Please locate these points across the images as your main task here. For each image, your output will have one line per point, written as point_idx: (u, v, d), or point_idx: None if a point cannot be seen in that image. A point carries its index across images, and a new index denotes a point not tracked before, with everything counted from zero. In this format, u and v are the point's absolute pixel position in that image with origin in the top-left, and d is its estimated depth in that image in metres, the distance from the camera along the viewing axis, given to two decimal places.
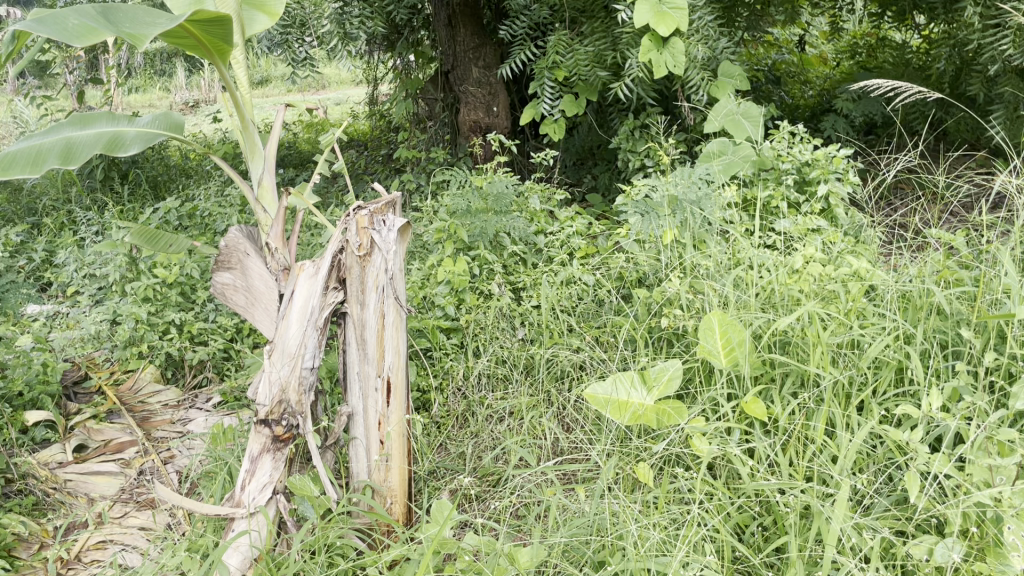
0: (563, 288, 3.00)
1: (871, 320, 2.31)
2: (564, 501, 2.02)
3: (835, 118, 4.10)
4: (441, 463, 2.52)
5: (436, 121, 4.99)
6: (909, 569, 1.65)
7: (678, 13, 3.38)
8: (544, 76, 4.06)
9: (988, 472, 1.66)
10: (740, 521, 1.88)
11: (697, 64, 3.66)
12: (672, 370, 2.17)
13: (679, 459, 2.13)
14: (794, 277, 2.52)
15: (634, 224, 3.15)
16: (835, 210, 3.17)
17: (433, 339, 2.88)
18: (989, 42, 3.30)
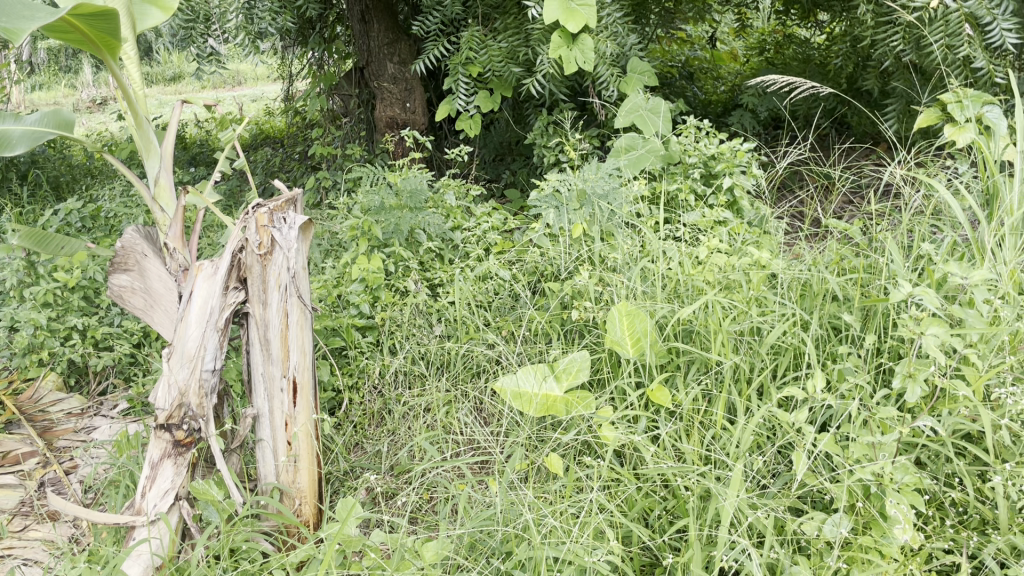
0: (478, 284, 3.01)
1: (770, 307, 2.39)
2: (477, 495, 2.03)
3: (742, 113, 4.21)
4: (356, 463, 2.51)
5: (352, 117, 4.94)
6: (802, 544, 1.73)
7: (586, 9, 3.43)
8: (458, 72, 4.05)
9: (871, 449, 1.75)
10: (647, 506, 1.93)
11: (607, 60, 3.71)
12: (580, 360, 2.20)
13: (589, 448, 2.17)
14: (698, 269, 2.59)
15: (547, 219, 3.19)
16: (740, 202, 3.26)
17: (348, 338, 2.85)
18: (882, 39, 3.43)
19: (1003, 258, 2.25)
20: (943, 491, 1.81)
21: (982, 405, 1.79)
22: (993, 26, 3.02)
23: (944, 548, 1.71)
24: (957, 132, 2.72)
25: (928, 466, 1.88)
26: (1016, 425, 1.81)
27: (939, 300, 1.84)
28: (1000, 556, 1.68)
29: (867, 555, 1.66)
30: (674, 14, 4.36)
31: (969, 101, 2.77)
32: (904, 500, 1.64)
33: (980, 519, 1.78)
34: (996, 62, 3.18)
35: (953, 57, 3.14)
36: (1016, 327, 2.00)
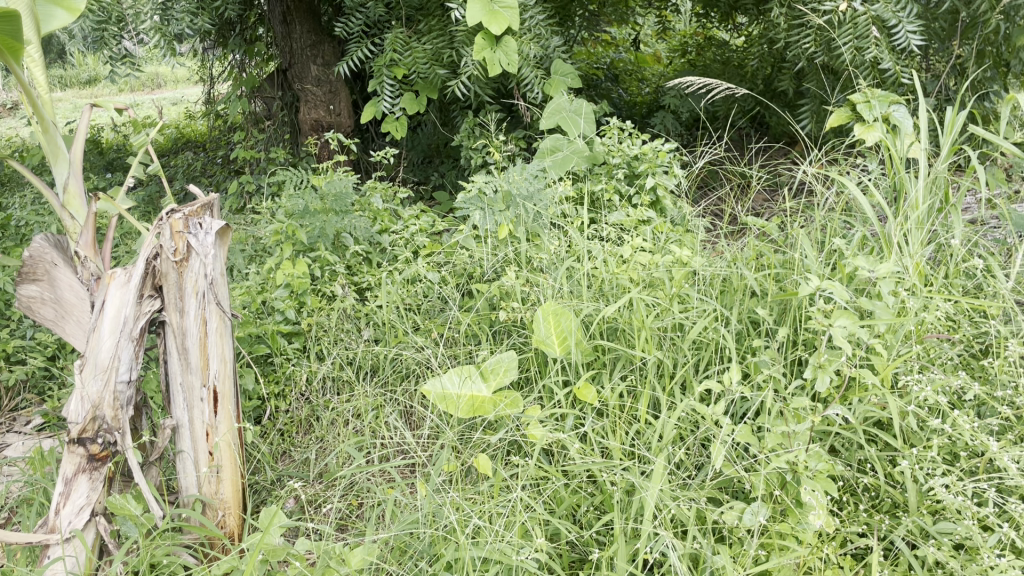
0: (406, 287, 2.99)
1: (692, 303, 2.45)
2: (404, 499, 2.03)
3: (664, 114, 4.30)
4: (284, 471, 2.48)
5: (275, 121, 4.86)
6: (722, 533, 1.78)
7: (508, 12, 3.45)
8: (383, 74, 4.00)
9: (786, 438, 1.80)
10: (575, 502, 1.95)
11: (530, 62, 3.74)
12: (508, 361, 2.22)
13: (519, 446, 2.18)
14: (622, 268, 2.63)
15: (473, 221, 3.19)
16: (663, 201, 3.33)
17: (274, 345, 2.80)
18: (795, 40, 3.54)
19: (910, 251, 2.34)
20: (856, 477, 1.88)
21: (890, 393, 1.87)
22: (898, 28, 3.15)
23: (857, 532, 1.78)
24: (866, 130, 2.81)
25: (842, 453, 1.95)
26: (922, 411, 1.89)
27: (848, 293, 1.91)
28: (909, 538, 1.76)
29: (784, 541, 1.71)
30: (597, 16, 4.43)
31: (877, 101, 2.88)
32: (818, 486, 1.70)
33: (890, 502, 1.85)
34: (902, 64, 3.31)
35: (861, 59, 3.26)
36: (921, 317, 2.09)
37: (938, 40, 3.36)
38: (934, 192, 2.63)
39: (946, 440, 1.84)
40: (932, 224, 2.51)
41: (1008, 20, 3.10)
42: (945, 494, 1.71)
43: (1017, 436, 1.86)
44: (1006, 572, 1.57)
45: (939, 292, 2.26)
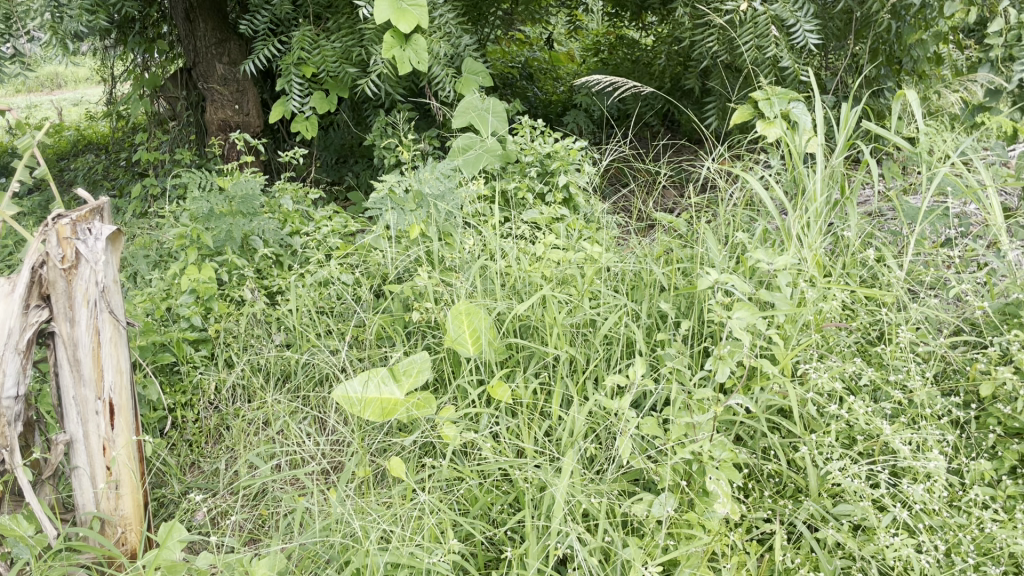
0: (318, 290, 2.93)
1: (602, 299, 2.48)
2: (315, 506, 1.99)
3: (576, 112, 4.35)
4: (192, 483, 2.40)
5: (179, 121, 4.71)
6: (633, 525, 1.80)
7: (418, 10, 3.41)
8: (291, 73, 3.92)
9: (690, 429, 1.83)
10: (489, 501, 1.95)
11: (440, 61, 3.71)
12: (420, 362, 2.19)
13: (433, 448, 2.16)
14: (535, 265, 2.64)
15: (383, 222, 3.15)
16: (576, 199, 3.37)
17: (179, 353, 2.71)
18: (700, 39, 3.62)
19: (808, 243, 2.42)
20: (760, 464, 1.93)
21: (789, 382, 1.93)
22: (796, 28, 3.25)
23: (762, 518, 1.83)
24: (766, 127, 2.86)
25: (747, 442, 2.00)
26: (821, 398, 1.95)
27: (749, 286, 1.95)
28: (811, 521, 1.81)
29: (691, 530, 1.75)
30: (512, 16, 4.47)
31: (777, 99, 2.92)
32: (723, 475, 1.74)
33: (794, 487, 1.91)
34: (800, 63, 3.42)
35: (762, 58, 3.35)
36: (819, 307, 2.17)
37: (833, 40, 3.49)
38: (831, 185, 2.72)
39: (843, 425, 1.91)
40: (829, 217, 2.59)
41: (897, 20, 3.23)
42: (842, 477, 1.78)
43: (909, 419, 1.94)
44: (900, 550, 1.64)
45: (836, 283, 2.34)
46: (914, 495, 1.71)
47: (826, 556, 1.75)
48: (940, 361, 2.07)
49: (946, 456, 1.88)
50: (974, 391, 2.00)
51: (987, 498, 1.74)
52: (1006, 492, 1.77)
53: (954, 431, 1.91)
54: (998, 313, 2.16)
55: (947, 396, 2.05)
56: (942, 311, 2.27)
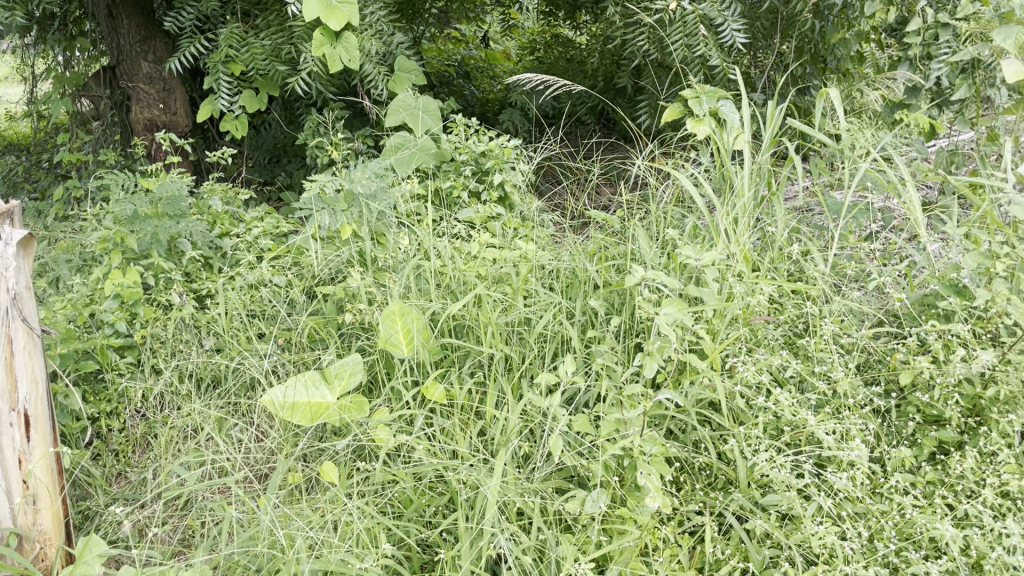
0: (248, 292, 2.86)
1: (536, 297, 2.48)
2: (243, 515, 1.96)
3: (511, 110, 4.35)
4: (118, 494, 2.32)
5: (103, 121, 4.55)
6: (568, 522, 1.81)
7: (347, 7, 3.36)
8: (219, 71, 3.84)
9: (620, 425, 1.84)
10: (423, 503, 1.93)
11: (372, 58, 3.66)
12: (352, 364, 2.16)
13: (366, 452, 2.12)
14: (469, 264, 2.62)
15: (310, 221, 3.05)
16: (511, 198, 3.37)
17: (104, 360, 2.61)
18: (631, 38, 3.66)
19: (736, 238, 2.47)
20: (691, 457, 1.97)
21: (717, 375, 1.96)
22: (724, 27, 3.31)
23: (692, 510, 1.85)
24: (696, 124, 2.89)
25: (679, 437, 2.03)
26: (748, 390, 1.99)
27: (677, 282, 1.97)
28: (740, 512, 1.85)
29: (623, 525, 1.76)
30: (447, 15, 4.46)
31: (706, 97, 2.95)
32: (654, 470, 1.75)
33: (724, 479, 1.94)
34: (728, 62, 3.48)
35: (691, 56, 3.40)
36: (747, 302, 2.21)
37: (760, 39, 3.56)
38: (759, 182, 2.77)
39: (771, 417, 1.95)
40: (756, 212, 2.65)
41: (819, 19, 3.32)
42: (769, 468, 1.81)
43: (833, 409, 1.99)
44: (824, 538, 1.68)
45: (764, 277, 2.38)
46: (836, 484, 1.75)
47: (755, 546, 1.78)
48: (862, 353, 2.13)
49: (869, 444, 1.93)
50: (894, 380, 2.06)
51: (906, 484, 1.80)
52: (924, 478, 1.83)
53: (876, 420, 1.97)
54: (917, 303, 2.22)
55: (870, 385, 2.11)
56: (864, 302, 2.34)
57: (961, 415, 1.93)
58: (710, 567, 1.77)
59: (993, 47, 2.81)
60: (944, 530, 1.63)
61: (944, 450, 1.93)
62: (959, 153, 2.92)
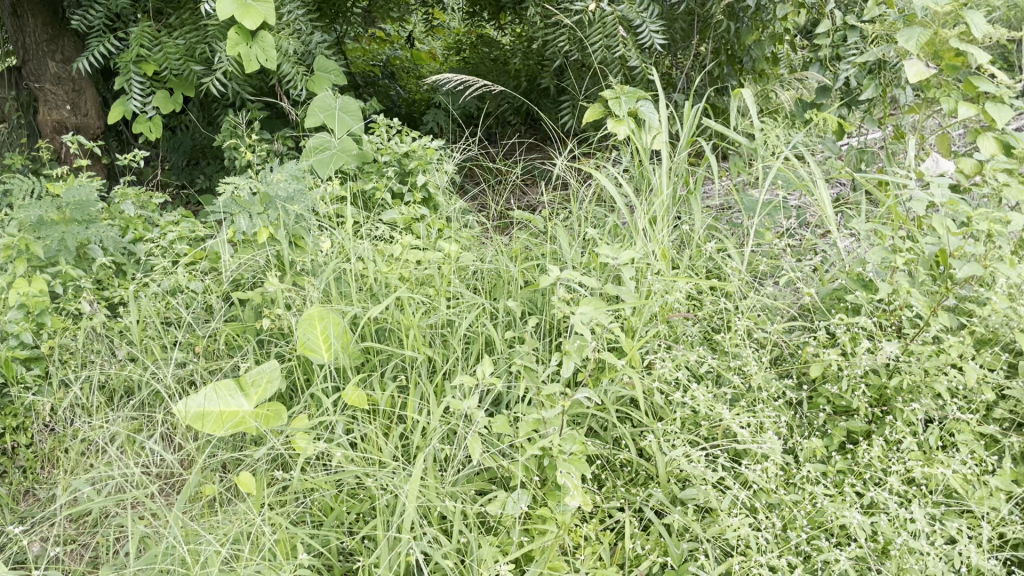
0: (163, 299, 2.72)
1: (458, 299, 2.47)
2: (154, 529, 1.89)
3: (435, 111, 4.33)
4: (24, 513, 2.21)
5: (8, 122, 4.35)
6: (490, 524, 1.81)
7: (263, 6, 3.29)
8: (130, 71, 3.69)
9: (540, 425, 1.84)
10: (343, 511, 1.90)
11: (290, 58, 3.60)
12: (269, 371, 2.09)
13: (284, 461, 2.07)
14: (391, 266, 2.59)
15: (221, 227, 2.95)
16: (435, 199, 3.35)
17: (8, 373, 2.49)
18: (551, 39, 3.67)
19: (655, 237, 2.50)
20: (613, 455, 1.99)
21: (636, 373, 1.98)
22: (642, 28, 3.35)
23: (613, 507, 1.87)
24: (617, 124, 2.90)
25: (601, 434, 2.05)
26: (666, 387, 2.02)
27: (594, 282, 1.98)
28: (658, 507, 1.87)
29: (543, 524, 1.76)
30: (371, 15, 4.41)
31: (625, 97, 2.95)
32: (574, 469, 1.76)
33: (645, 475, 1.97)
34: (648, 62, 3.52)
35: (611, 57, 3.43)
36: (665, 300, 2.25)
37: (678, 40, 3.61)
38: (677, 181, 2.82)
39: (688, 412, 1.98)
40: (673, 211, 2.69)
41: (734, 20, 3.38)
42: (686, 462, 1.84)
43: (748, 402, 2.03)
44: (738, 529, 1.71)
45: (682, 275, 2.42)
46: (750, 476, 1.79)
47: (673, 541, 1.81)
48: (776, 347, 2.18)
49: (782, 436, 1.98)
50: (805, 372, 2.12)
51: (817, 474, 1.85)
52: (835, 467, 1.88)
53: (788, 412, 2.02)
54: (827, 298, 2.30)
55: (783, 378, 2.16)
56: (778, 298, 2.40)
57: (868, 405, 2.00)
58: (630, 562, 1.79)
59: (895, 49, 2.91)
60: (851, 518, 1.68)
61: (853, 439, 1.99)
62: (866, 151, 3.02)
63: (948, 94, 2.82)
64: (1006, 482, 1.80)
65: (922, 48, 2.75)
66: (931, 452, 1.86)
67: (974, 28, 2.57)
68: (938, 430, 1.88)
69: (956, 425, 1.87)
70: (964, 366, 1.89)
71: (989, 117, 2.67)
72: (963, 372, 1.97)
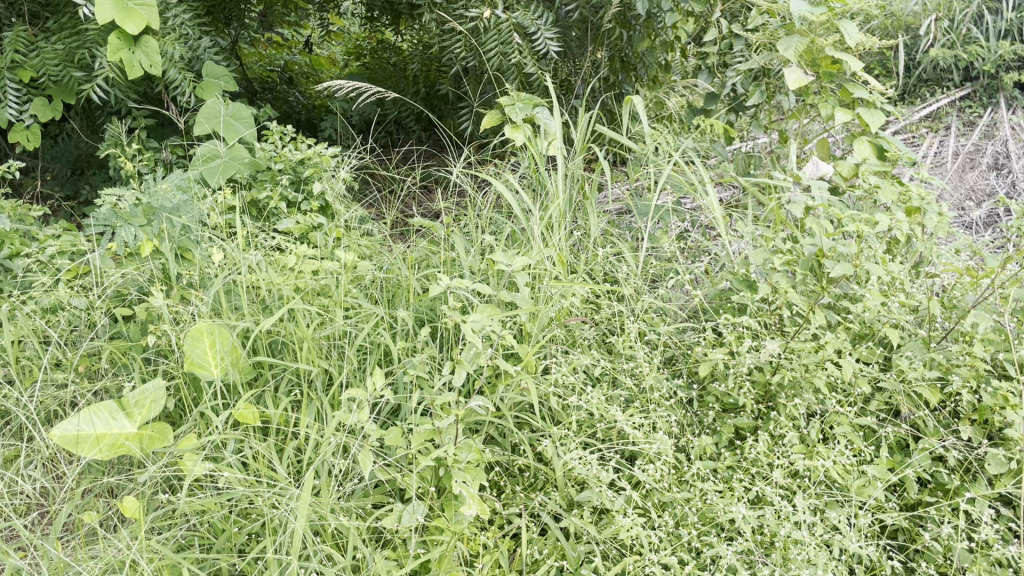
0: (41, 317, 2.57)
1: (354, 309, 2.43)
2: (28, 562, 1.77)
3: (332, 118, 4.26)
4: None
5: None
6: (387, 539, 1.78)
7: (146, 10, 3.15)
8: (4, 77, 3.45)
9: (434, 435, 1.82)
10: (233, 532, 1.84)
11: (175, 63, 3.45)
12: (153, 391, 1.98)
13: (170, 483, 1.98)
14: (284, 276, 2.52)
15: (103, 240, 2.81)
16: (332, 206, 3.28)
17: None
18: (447, 46, 3.67)
19: (551, 242, 2.52)
20: (512, 460, 1.99)
21: (531, 379, 2.01)
22: (537, 35, 3.38)
23: (512, 513, 1.88)
24: (514, 131, 2.89)
25: (498, 441, 2.06)
26: (562, 391, 2.05)
27: (488, 290, 1.98)
28: (555, 511, 1.88)
29: (440, 534, 1.75)
30: (269, 20, 4.34)
31: (521, 104, 2.95)
32: (469, 478, 1.75)
33: (543, 479, 1.98)
34: (543, 69, 3.55)
35: (507, 64, 3.45)
36: (561, 304, 2.28)
37: (573, 47, 3.66)
38: (572, 186, 2.86)
39: (583, 415, 2.00)
40: (569, 215, 2.72)
41: (626, 28, 3.45)
42: (579, 466, 1.87)
43: (641, 404, 2.08)
44: (631, 529, 1.74)
45: (578, 280, 2.45)
46: (642, 477, 1.83)
47: (570, 544, 1.82)
48: (668, 347, 2.25)
49: (674, 434, 2.03)
50: (695, 371, 2.18)
51: (706, 470, 1.90)
52: (724, 463, 1.94)
53: (680, 410, 2.07)
54: (715, 299, 2.37)
55: (674, 377, 2.22)
56: (671, 300, 2.46)
57: (755, 401, 2.07)
58: (528, 568, 1.80)
59: (777, 57, 3.02)
60: (738, 513, 1.73)
61: (741, 435, 2.05)
62: (753, 156, 3.12)
63: (826, 100, 2.95)
64: (882, 471, 1.87)
65: (801, 56, 2.87)
66: (813, 445, 1.93)
67: (848, 37, 2.70)
68: (819, 424, 1.96)
69: (836, 418, 1.95)
70: (841, 361, 1.97)
71: (864, 122, 2.81)
72: (842, 367, 2.06)
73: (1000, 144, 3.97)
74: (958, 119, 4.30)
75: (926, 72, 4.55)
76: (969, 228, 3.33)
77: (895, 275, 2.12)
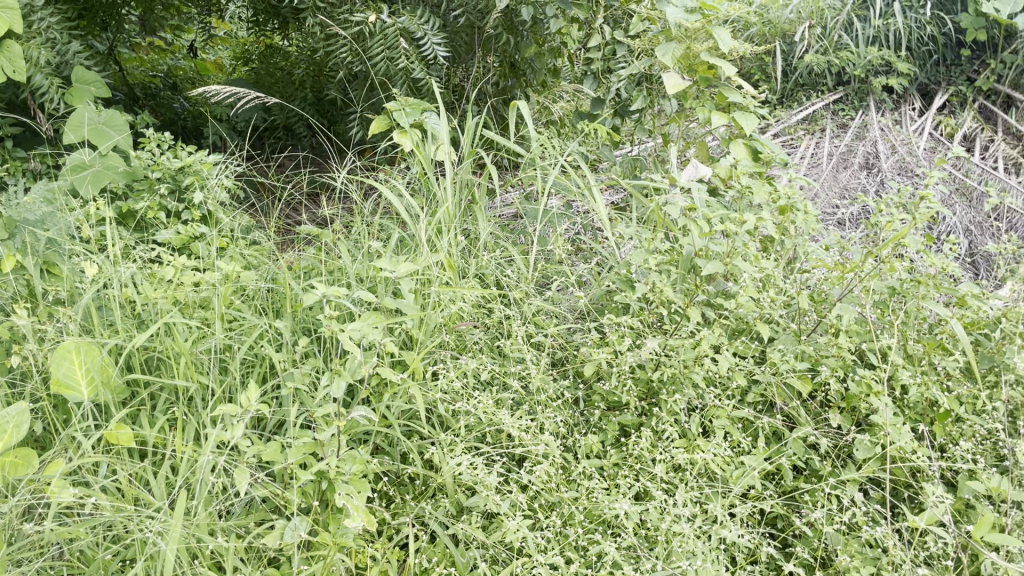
0: None
1: (237, 321, 2.36)
2: None
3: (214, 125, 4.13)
4: None
5: None
6: (269, 557, 1.74)
7: (8, 13, 2.97)
8: None
9: (316, 449, 1.78)
10: (105, 560, 1.75)
11: (41, 68, 3.25)
12: (16, 414, 1.86)
13: (35, 513, 1.86)
14: (161, 289, 2.42)
15: None
16: (214, 215, 3.18)
17: None
18: (331, 51, 3.59)
19: (438, 248, 2.51)
20: (401, 469, 1.98)
21: (416, 387, 1.99)
22: (424, 40, 3.37)
23: (400, 523, 1.86)
24: (402, 136, 2.85)
25: (387, 451, 2.03)
26: (449, 397, 2.04)
27: (371, 297, 1.95)
28: (445, 518, 1.88)
29: (323, 549, 1.71)
30: (150, 24, 4.19)
31: (410, 109, 2.90)
32: (351, 490, 1.72)
33: (433, 486, 1.97)
34: (431, 74, 3.52)
35: (394, 68, 3.42)
36: (448, 309, 2.28)
37: (460, 53, 3.67)
38: (459, 192, 2.85)
39: (471, 420, 2.00)
40: (456, 220, 2.71)
41: (512, 33, 3.47)
42: (466, 471, 1.87)
43: (529, 406, 2.10)
44: (516, 532, 1.74)
45: (466, 284, 2.45)
46: (529, 478, 1.84)
47: (459, 550, 1.82)
48: (555, 348, 2.28)
49: (561, 435, 2.05)
50: (581, 371, 2.22)
51: (593, 469, 1.93)
52: (610, 461, 1.98)
53: (567, 411, 2.10)
54: (601, 299, 2.42)
55: (562, 378, 2.25)
56: (559, 303, 2.49)
57: (638, 399, 2.12)
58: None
59: (656, 62, 3.09)
60: (620, 509, 1.75)
61: (626, 433, 2.10)
62: (637, 159, 3.19)
63: (703, 104, 3.05)
64: (759, 461, 1.94)
65: (678, 61, 2.95)
66: (694, 438, 1.99)
67: (721, 43, 2.78)
68: (699, 418, 2.01)
69: (715, 411, 2.02)
70: (718, 357, 2.02)
71: (738, 124, 2.90)
72: (719, 362, 2.13)
73: (869, 144, 4.19)
74: (832, 121, 4.51)
75: (802, 77, 4.77)
76: (840, 226, 3.50)
77: (767, 272, 2.21)
